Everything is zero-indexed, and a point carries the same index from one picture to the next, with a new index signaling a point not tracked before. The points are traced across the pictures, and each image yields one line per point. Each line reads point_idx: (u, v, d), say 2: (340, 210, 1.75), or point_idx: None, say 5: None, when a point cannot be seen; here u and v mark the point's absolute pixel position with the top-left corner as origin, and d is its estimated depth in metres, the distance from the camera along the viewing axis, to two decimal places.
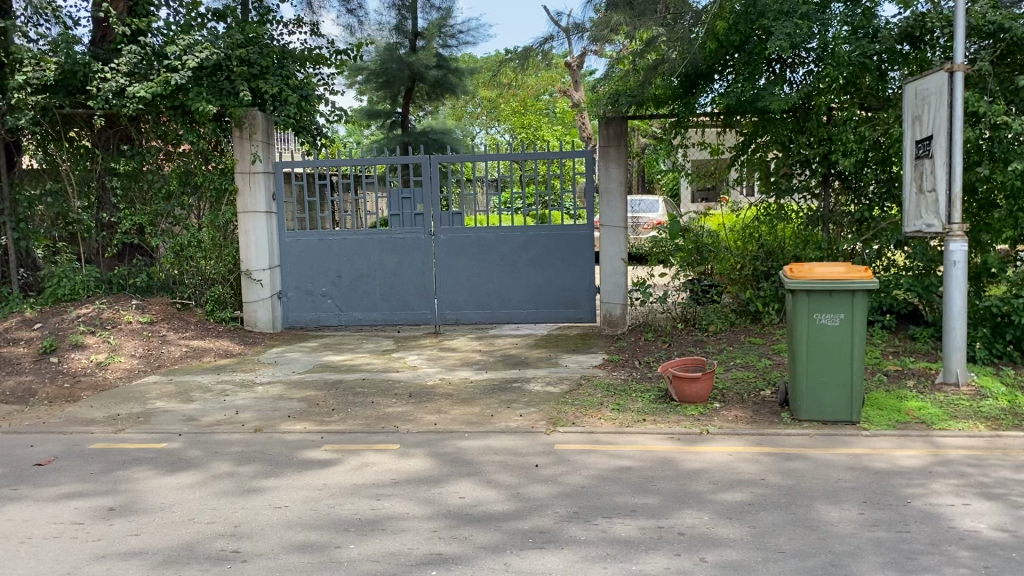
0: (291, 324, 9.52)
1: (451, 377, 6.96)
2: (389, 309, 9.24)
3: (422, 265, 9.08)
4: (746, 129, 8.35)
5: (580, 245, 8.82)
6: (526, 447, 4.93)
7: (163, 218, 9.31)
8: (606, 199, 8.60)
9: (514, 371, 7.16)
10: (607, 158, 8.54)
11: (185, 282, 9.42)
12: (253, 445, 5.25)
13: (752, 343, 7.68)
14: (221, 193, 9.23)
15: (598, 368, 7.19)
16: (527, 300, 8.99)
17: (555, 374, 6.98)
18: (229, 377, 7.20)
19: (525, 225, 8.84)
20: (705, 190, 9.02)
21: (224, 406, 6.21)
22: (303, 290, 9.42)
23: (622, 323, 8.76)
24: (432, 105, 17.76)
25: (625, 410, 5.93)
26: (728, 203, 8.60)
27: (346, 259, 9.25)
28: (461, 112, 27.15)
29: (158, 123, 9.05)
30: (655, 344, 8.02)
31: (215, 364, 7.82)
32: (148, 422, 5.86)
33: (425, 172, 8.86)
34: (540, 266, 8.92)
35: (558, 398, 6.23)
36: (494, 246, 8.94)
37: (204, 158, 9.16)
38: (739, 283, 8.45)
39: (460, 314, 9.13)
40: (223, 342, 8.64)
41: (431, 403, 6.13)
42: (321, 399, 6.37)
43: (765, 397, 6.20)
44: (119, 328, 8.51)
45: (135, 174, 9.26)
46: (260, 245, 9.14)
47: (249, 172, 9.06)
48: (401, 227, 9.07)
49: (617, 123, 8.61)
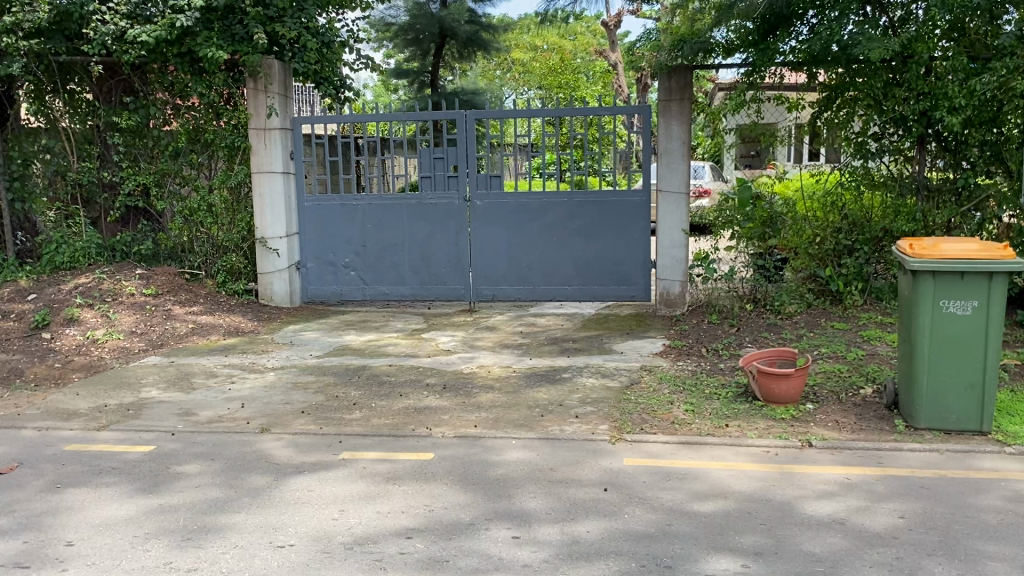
0: (311, 298, 8.63)
1: (490, 365, 6.03)
2: (418, 282, 8.31)
3: (456, 234, 8.11)
4: (831, 82, 7.18)
5: (633, 214, 7.73)
6: (590, 464, 4.01)
7: (170, 177, 8.44)
8: (667, 159, 7.54)
9: (563, 358, 6.21)
10: (669, 114, 7.48)
11: (195, 250, 8.56)
12: (258, 449, 4.37)
13: (835, 330, 6.78)
14: (234, 151, 8.29)
15: (660, 356, 6.22)
16: (572, 276, 7.98)
17: (611, 363, 6.02)
18: (238, 360, 6.33)
19: (573, 190, 7.82)
20: (749, 157, 7.84)
21: (227, 398, 5.33)
22: (324, 261, 8.50)
23: (681, 303, 7.77)
24: (464, 64, 16.72)
25: (700, 411, 4.97)
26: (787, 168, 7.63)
27: (371, 226, 8.30)
28: (493, 74, 25.99)
29: (164, 72, 8.14)
30: (722, 327, 7.02)
31: (224, 344, 6.95)
32: (138, 415, 5.00)
33: (460, 128, 7.88)
34: (587, 237, 7.88)
35: (619, 394, 5.29)
36: (537, 214, 7.93)
37: (215, 112, 8.25)
38: (817, 259, 7.39)
39: (497, 291, 8.16)
40: (236, 317, 7.78)
41: (470, 398, 5.21)
42: (340, 389, 5.47)
43: (867, 397, 5.21)
44: (119, 301, 7.66)
45: (139, 130, 8.34)
46: (277, 209, 8.23)
47: (264, 128, 8.15)
48: (433, 190, 8.11)
49: (682, 74, 7.43)
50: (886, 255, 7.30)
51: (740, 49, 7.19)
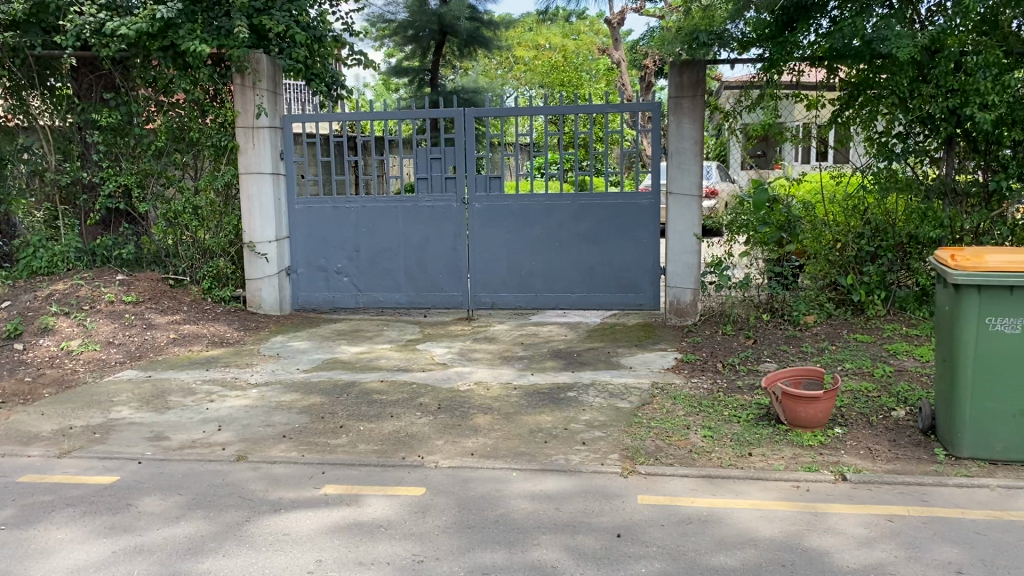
0: (302, 306, 8.18)
1: (489, 381, 5.60)
2: (414, 289, 7.88)
3: (454, 238, 7.68)
4: (853, 79, 6.71)
5: (641, 217, 7.28)
6: (600, 505, 3.59)
7: (154, 178, 8.01)
8: (677, 160, 7.08)
9: (568, 374, 5.78)
10: (681, 112, 7.02)
11: (180, 254, 8.12)
12: (230, 480, 3.93)
13: (859, 342, 6.36)
14: (221, 150, 7.88)
15: (673, 372, 5.79)
16: (577, 283, 7.55)
17: (620, 380, 5.59)
18: (220, 375, 5.90)
19: (578, 192, 7.38)
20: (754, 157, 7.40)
21: (203, 420, 4.90)
22: (316, 266, 8.07)
23: (692, 312, 7.28)
24: (464, 62, 16.27)
25: (720, 437, 4.53)
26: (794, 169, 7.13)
27: (364, 230, 7.86)
28: (494, 73, 25.56)
29: (146, 67, 7.68)
30: (738, 339, 6.59)
31: (206, 356, 6.52)
32: (104, 440, 4.57)
33: (458, 127, 7.46)
34: (593, 242, 7.44)
35: (629, 416, 4.86)
36: (539, 217, 7.49)
37: (199, 109, 7.82)
38: (838, 265, 7.03)
39: (497, 298, 7.72)
40: (221, 326, 7.36)
41: (467, 421, 4.78)
42: (326, 409, 5.04)
43: (900, 421, 4.78)
44: (97, 309, 7.24)
45: (120, 128, 7.90)
46: (265, 211, 7.79)
47: (252, 127, 7.68)
48: (429, 192, 7.68)
49: (694, 69, 6.98)
50: (911, 263, 6.90)
51: (756, 44, 6.78)
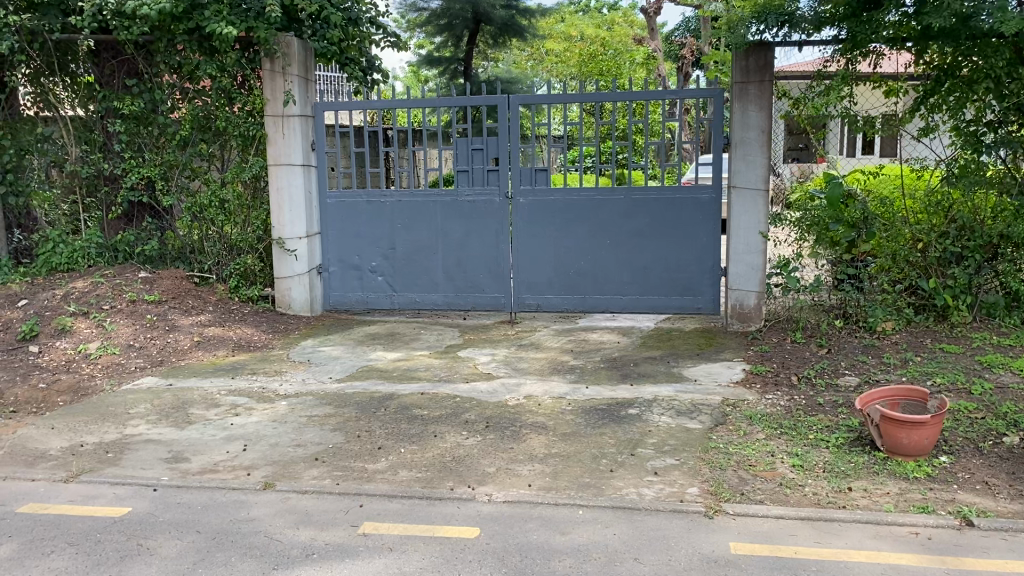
0: (333, 307, 7.68)
1: (540, 395, 5.06)
2: (454, 289, 7.36)
3: (496, 235, 7.16)
4: (938, 62, 6.11)
5: (701, 213, 6.71)
6: (687, 556, 3.04)
7: (178, 169, 7.55)
8: (742, 151, 6.49)
9: (627, 387, 5.23)
10: (746, 99, 6.43)
11: (205, 250, 7.67)
12: (256, 516, 3.44)
13: (947, 353, 5.72)
14: (249, 140, 7.41)
15: (743, 387, 5.21)
16: (629, 284, 6.98)
17: (686, 395, 5.02)
18: (246, 384, 5.42)
19: (632, 186, 6.82)
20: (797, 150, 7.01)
21: (227, 438, 4.42)
22: (348, 264, 7.56)
23: (756, 318, 6.70)
24: (499, 51, 15.73)
25: (811, 468, 3.96)
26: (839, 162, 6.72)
27: (400, 226, 7.36)
28: (525, 63, 24.97)
29: (171, 51, 7.20)
30: (809, 348, 6.01)
31: (231, 361, 6.05)
32: (117, 461, 4.10)
33: (501, 115, 6.93)
34: (647, 240, 6.87)
35: (703, 439, 4.30)
36: (589, 213, 6.93)
37: (227, 96, 7.32)
38: (919, 267, 6.38)
39: (542, 300, 7.20)
40: (248, 327, 6.89)
41: (520, 443, 4.25)
42: (362, 426, 4.53)
43: (1016, 448, 4.16)
44: (117, 309, 6.80)
45: (144, 117, 7.45)
46: (295, 205, 7.31)
47: (281, 115, 7.20)
48: (470, 186, 7.15)
49: (761, 51, 6.38)
50: (999, 265, 6.25)
51: (833, 23, 6.07)
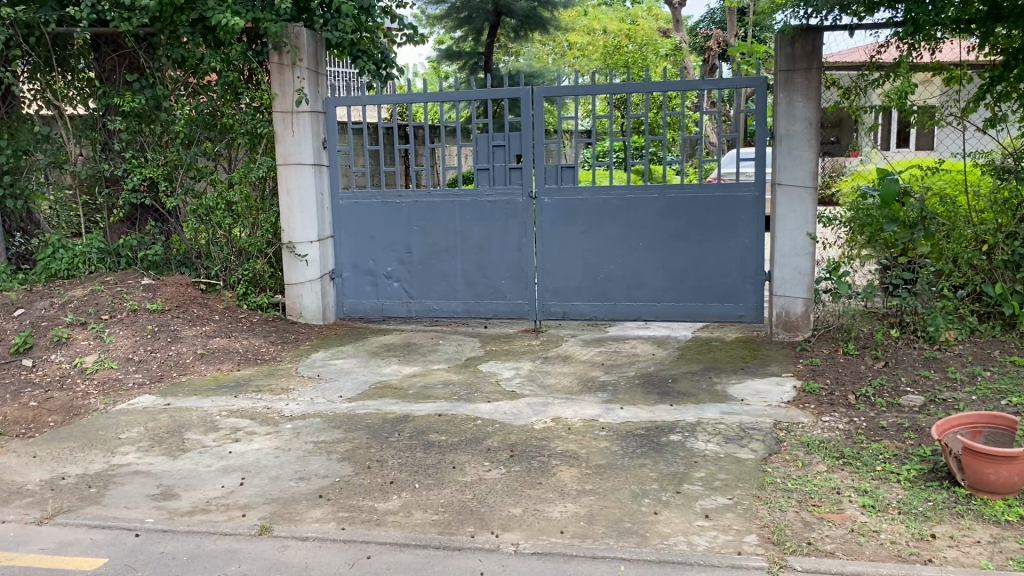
0: (347, 314, 7.22)
1: (570, 417, 4.58)
2: (474, 296, 6.88)
3: (520, 238, 6.68)
4: (1004, 45, 5.52)
5: (742, 213, 6.20)
6: None
7: (183, 170, 7.14)
8: (787, 145, 5.95)
9: (667, 407, 4.73)
10: (792, 88, 5.89)
11: (212, 255, 7.25)
12: (248, 572, 2.99)
13: (1020, 366, 5.17)
14: (257, 138, 7.00)
15: (796, 409, 4.70)
16: (663, 290, 6.47)
17: (733, 419, 4.53)
18: (249, 404, 4.99)
19: (666, 184, 6.30)
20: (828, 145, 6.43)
21: (223, 470, 3.97)
22: (363, 269, 7.09)
23: (804, 327, 6.16)
24: (519, 44, 15.24)
25: (885, 509, 3.45)
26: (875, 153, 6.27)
27: (417, 228, 6.89)
28: (547, 58, 24.46)
29: (174, 43, 6.75)
30: (865, 362, 5.48)
31: (235, 376, 5.62)
32: (99, 498, 3.67)
33: (524, 108, 6.44)
34: (683, 242, 6.36)
35: (757, 473, 3.80)
36: (620, 213, 6.43)
37: (233, 92, 6.95)
38: (984, 271, 5.81)
39: (569, 307, 6.69)
40: (255, 337, 6.45)
41: (550, 477, 3.77)
42: (373, 455, 4.07)
43: None
44: (118, 318, 6.39)
45: (146, 114, 7.04)
46: (305, 207, 6.85)
47: (290, 111, 6.74)
48: (491, 185, 6.67)
49: (808, 37, 5.82)
50: None
51: (891, 5, 5.51)
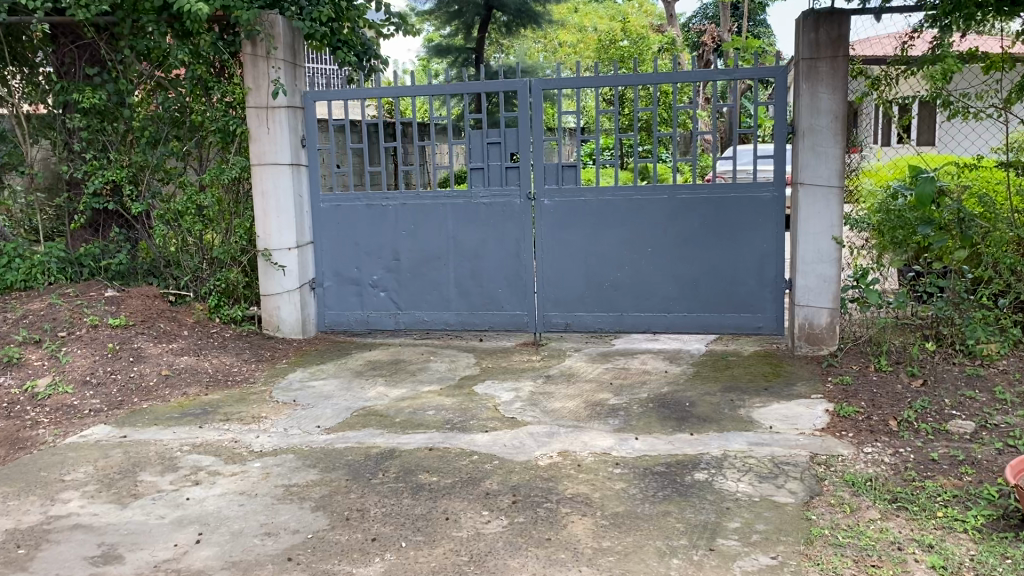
0: (329, 327, 6.64)
1: (579, 450, 4.03)
2: (467, 306, 6.31)
3: (518, 243, 6.13)
4: None
5: (761, 215, 5.67)
6: None
7: (149, 171, 6.55)
8: (811, 141, 5.42)
9: (686, 438, 4.19)
10: (816, 78, 5.35)
11: (181, 263, 6.66)
12: None
13: None
14: (230, 136, 6.41)
15: (833, 439, 4.16)
16: (674, 300, 5.92)
17: (763, 452, 3.99)
18: (215, 436, 4.42)
19: (677, 184, 5.76)
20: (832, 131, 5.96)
21: (177, 523, 3.41)
22: (346, 278, 6.52)
23: (829, 340, 5.61)
24: (511, 39, 14.72)
25: (958, 571, 2.91)
26: (875, 150, 5.76)
27: (405, 232, 6.32)
28: (539, 54, 23.90)
29: (137, 34, 6.18)
30: (902, 381, 4.95)
31: (203, 401, 5.05)
32: (27, 563, 3.10)
33: (521, 101, 5.91)
34: (695, 247, 5.82)
35: (801, 524, 3.26)
36: (626, 215, 5.89)
37: (202, 85, 6.31)
38: None
39: (571, 319, 6.13)
40: (228, 355, 5.88)
41: (561, 531, 3.22)
42: (353, 504, 3.51)
43: None
44: (75, 335, 5.80)
45: (108, 111, 6.44)
46: (283, 212, 6.28)
47: (265, 107, 6.17)
48: (486, 186, 6.12)
49: (833, 22, 5.28)
50: None
51: None
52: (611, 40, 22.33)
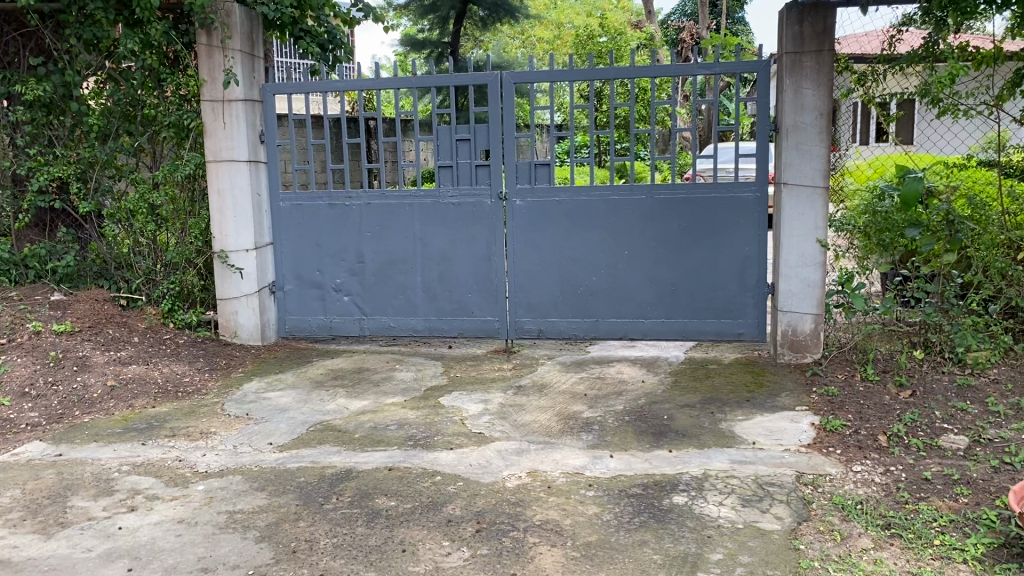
0: (290, 333, 6.32)
1: (550, 470, 3.75)
2: (436, 312, 6.01)
3: (488, 245, 5.84)
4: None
5: (742, 216, 5.42)
6: None
7: (99, 168, 6.18)
8: (794, 139, 5.18)
9: (665, 456, 3.91)
10: (800, 73, 5.11)
11: (133, 265, 6.31)
12: None
13: None
14: (184, 131, 6.05)
15: (819, 457, 3.91)
16: (652, 306, 5.66)
17: (746, 472, 3.73)
18: (158, 455, 4.09)
19: (655, 184, 5.50)
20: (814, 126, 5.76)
21: (105, 557, 3.08)
22: (308, 282, 6.20)
23: (813, 347, 5.36)
24: (487, 34, 14.41)
25: None
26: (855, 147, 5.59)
27: (369, 233, 6.01)
28: (517, 50, 23.61)
29: (84, 22, 5.83)
30: (890, 391, 4.71)
31: (149, 414, 4.71)
32: None
33: (492, 95, 5.62)
34: (674, 250, 5.56)
35: (789, 555, 2.99)
36: (602, 216, 5.62)
37: (154, 77, 5.99)
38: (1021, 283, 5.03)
39: (545, 324, 5.85)
40: (180, 363, 5.54)
41: (527, 565, 2.93)
42: (301, 534, 3.20)
43: None
44: (15, 343, 5.42)
45: (54, 104, 6.07)
46: (240, 212, 5.95)
47: (221, 100, 5.84)
48: (455, 185, 5.81)
49: (817, 14, 5.04)
50: None
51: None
52: (589, 36, 22.07)
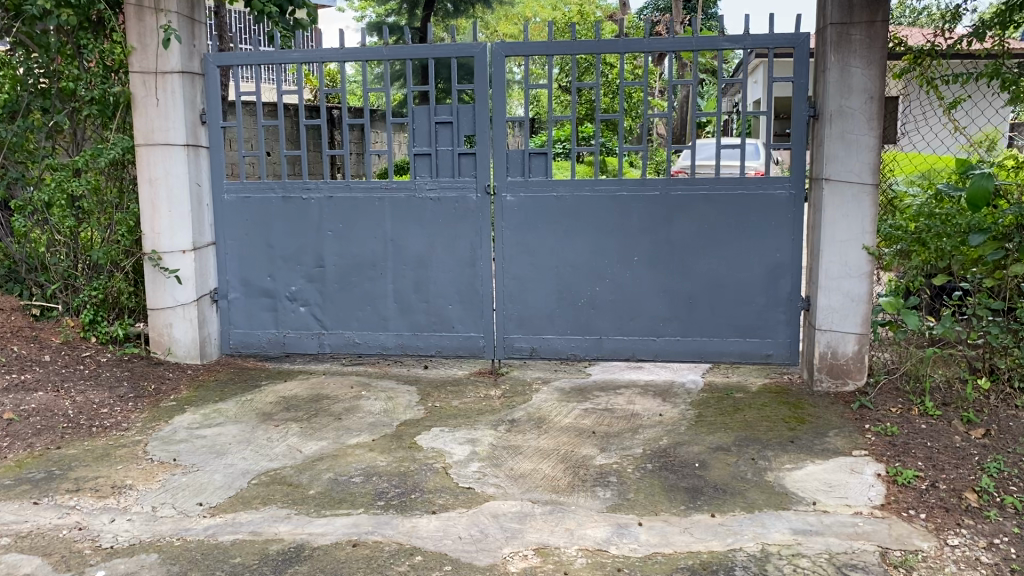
0: (236, 351, 5.37)
1: (563, 547, 2.89)
2: (409, 326, 5.11)
3: (473, 248, 4.96)
4: None
5: (773, 215, 4.61)
6: None
7: (8, 152, 5.16)
8: (839, 127, 4.36)
9: (706, 524, 3.06)
10: (846, 48, 4.29)
11: (49, 269, 5.33)
12: None
13: None
14: (110, 109, 5.05)
15: (902, 527, 3.08)
16: (665, 322, 4.83)
17: (816, 550, 2.89)
18: (51, 520, 3.15)
19: (673, 177, 4.66)
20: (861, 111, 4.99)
21: None
22: (258, 290, 5.26)
23: (855, 373, 4.56)
24: (459, 23, 13.55)
25: None
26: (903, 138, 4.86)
27: (331, 233, 5.09)
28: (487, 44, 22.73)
29: None
30: (961, 429, 3.90)
31: (51, 459, 3.75)
32: None
33: (478, 71, 4.76)
34: (692, 255, 4.73)
35: None
36: (607, 215, 4.77)
37: (73, 44, 4.98)
38: None
39: (538, 342, 4.98)
40: (100, 388, 4.57)
41: None
42: None
43: None
44: None
45: None
46: (177, 205, 5.00)
47: (154, 71, 4.88)
48: (433, 176, 4.92)
49: None
50: None
51: None
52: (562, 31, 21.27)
